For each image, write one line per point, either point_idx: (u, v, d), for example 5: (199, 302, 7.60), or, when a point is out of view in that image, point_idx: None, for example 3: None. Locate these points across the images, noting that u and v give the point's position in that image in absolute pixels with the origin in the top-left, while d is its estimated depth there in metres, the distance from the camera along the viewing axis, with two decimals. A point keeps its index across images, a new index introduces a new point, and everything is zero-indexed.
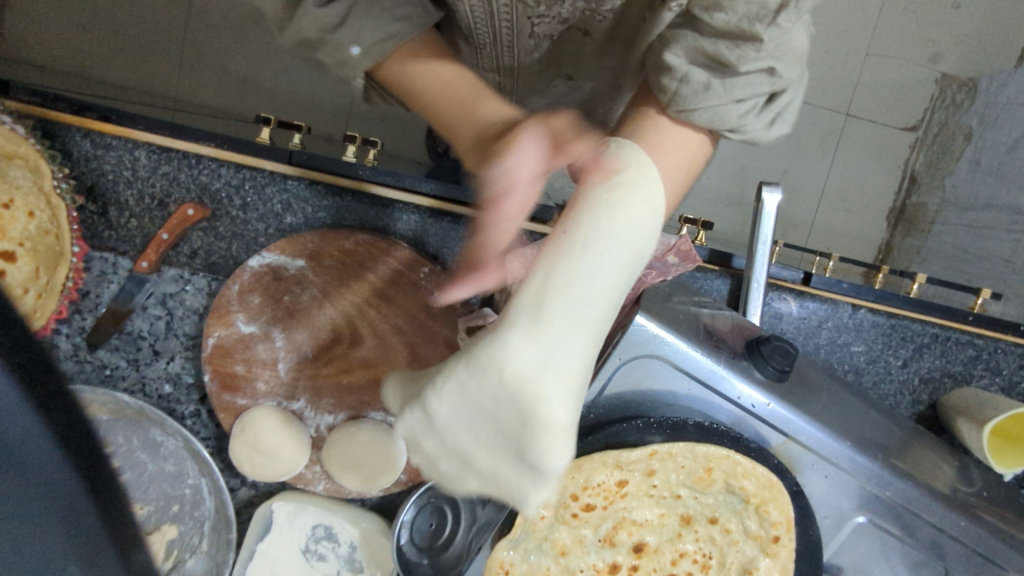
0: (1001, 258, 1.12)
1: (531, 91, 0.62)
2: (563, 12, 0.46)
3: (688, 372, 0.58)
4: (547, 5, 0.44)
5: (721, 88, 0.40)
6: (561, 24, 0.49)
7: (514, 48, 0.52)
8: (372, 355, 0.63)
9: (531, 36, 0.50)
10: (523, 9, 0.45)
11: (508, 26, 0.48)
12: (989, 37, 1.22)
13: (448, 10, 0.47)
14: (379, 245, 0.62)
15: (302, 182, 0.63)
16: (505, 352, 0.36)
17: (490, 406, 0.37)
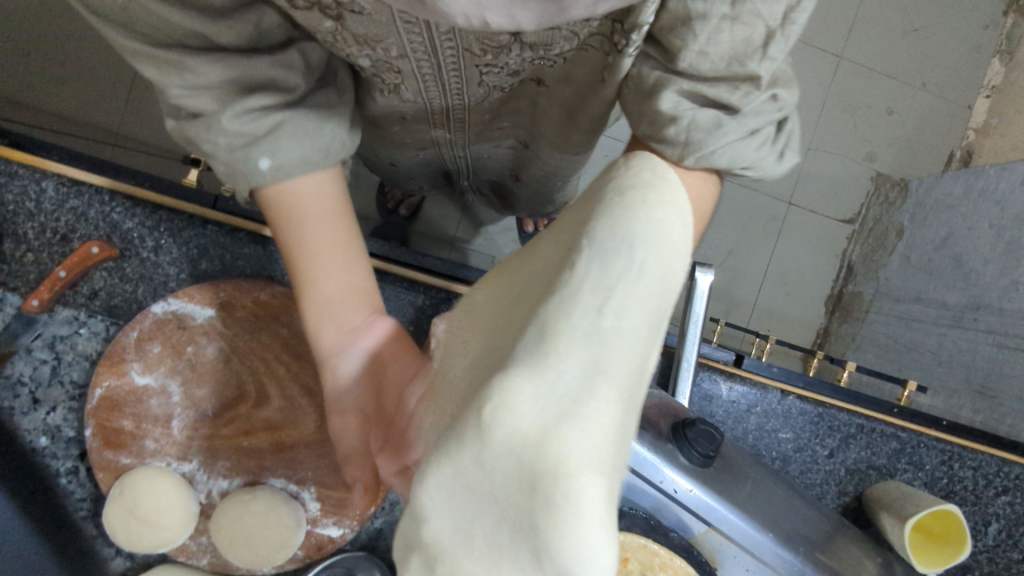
0: (929, 351, 1.14)
1: (490, 146, 0.67)
2: (511, 62, 0.47)
3: None
4: (494, 54, 0.45)
5: (734, 125, 0.38)
6: (511, 76, 0.50)
7: (463, 98, 0.53)
8: (279, 417, 0.58)
9: (479, 86, 0.51)
10: (471, 60, 0.46)
11: (456, 78, 0.49)
12: (917, 140, 1.33)
13: (393, 69, 0.48)
14: (296, 300, 0.58)
15: (223, 228, 0.61)
16: (501, 402, 0.27)
17: (485, 458, 0.28)
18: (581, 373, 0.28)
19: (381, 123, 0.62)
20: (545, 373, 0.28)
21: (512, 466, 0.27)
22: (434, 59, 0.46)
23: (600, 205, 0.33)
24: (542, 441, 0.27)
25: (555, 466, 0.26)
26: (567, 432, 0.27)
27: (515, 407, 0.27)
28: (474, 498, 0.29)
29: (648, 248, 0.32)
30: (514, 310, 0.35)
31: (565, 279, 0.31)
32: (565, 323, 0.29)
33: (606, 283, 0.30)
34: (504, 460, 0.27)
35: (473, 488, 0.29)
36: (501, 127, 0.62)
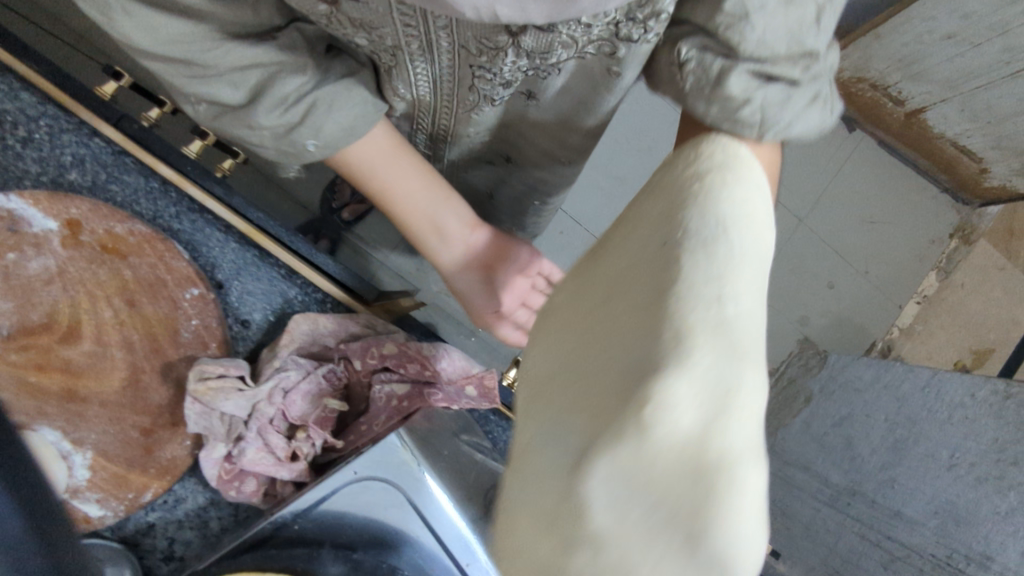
0: (801, 522, 1.12)
1: (471, 157, 0.65)
2: (504, 74, 0.43)
3: (424, 515, 0.49)
4: (488, 57, 0.41)
5: (802, 97, 0.31)
6: (502, 88, 0.46)
7: (451, 99, 0.49)
8: (84, 360, 0.51)
9: (471, 92, 0.47)
10: (465, 59, 0.42)
11: (444, 75, 0.44)
12: (849, 319, 1.39)
13: (387, 62, 0.44)
14: (153, 245, 0.53)
15: (110, 147, 0.56)
16: (664, 387, 0.22)
17: (646, 458, 0.21)
18: (730, 352, 0.24)
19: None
20: (699, 375, 0.23)
21: (674, 478, 0.21)
22: (431, 54, 0.42)
23: (676, 195, 0.28)
24: (702, 454, 0.22)
25: (720, 460, 0.22)
26: (721, 425, 0.23)
27: (669, 396, 0.22)
28: (625, 495, 0.22)
29: (748, 229, 0.27)
30: (605, 302, 0.27)
31: (677, 269, 0.25)
32: (697, 316, 0.24)
33: (719, 274, 0.25)
34: (669, 463, 0.21)
35: (644, 486, 0.21)
36: (482, 137, 0.59)
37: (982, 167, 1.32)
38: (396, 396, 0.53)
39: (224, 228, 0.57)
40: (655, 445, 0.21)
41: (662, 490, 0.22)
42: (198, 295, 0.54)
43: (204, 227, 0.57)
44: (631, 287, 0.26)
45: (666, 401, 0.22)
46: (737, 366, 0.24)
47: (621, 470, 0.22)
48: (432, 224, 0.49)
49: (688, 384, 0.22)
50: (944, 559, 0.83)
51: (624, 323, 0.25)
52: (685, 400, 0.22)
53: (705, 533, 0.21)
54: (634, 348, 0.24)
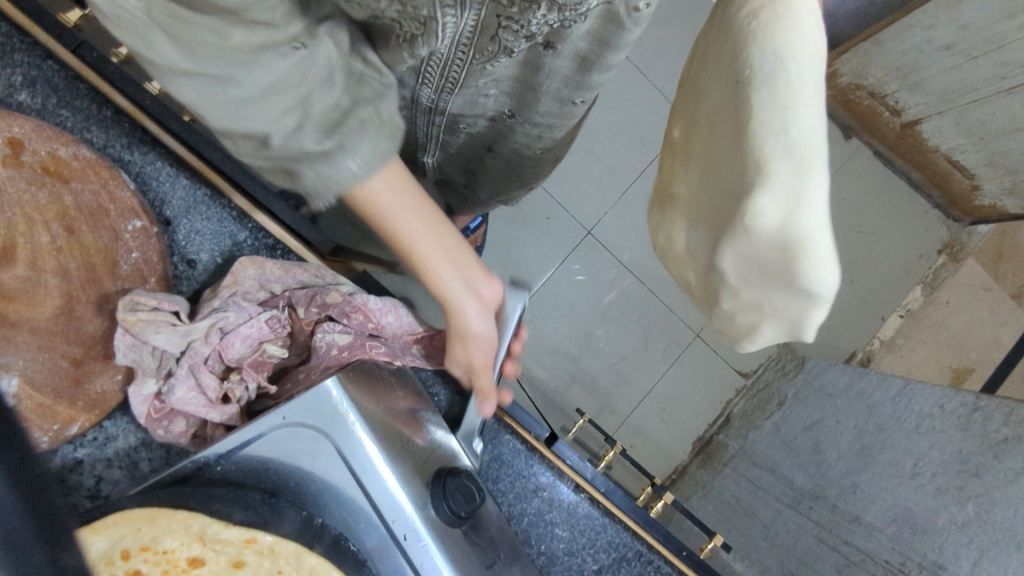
0: (760, 522, 1.10)
1: (475, 112, 0.68)
2: (532, 28, 0.48)
3: (353, 467, 0.48)
4: (523, 10, 0.45)
5: None
6: (528, 42, 0.51)
7: (471, 55, 0.52)
8: (16, 284, 0.48)
9: (492, 45, 0.51)
10: (497, 11, 0.45)
11: (473, 30, 0.48)
12: (830, 327, 1.37)
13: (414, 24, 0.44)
14: (98, 171, 0.52)
15: (64, 70, 0.54)
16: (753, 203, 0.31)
17: (757, 249, 0.32)
18: (795, 152, 0.30)
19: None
20: (778, 171, 0.30)
21: (775, 242, 0.31)
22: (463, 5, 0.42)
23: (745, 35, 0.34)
24: (788, 231, 0.30)
25: (798, 235, 0.30)
26: (809, 201, 0.29)
27: (759, 210, 0.31)
28: (754, 270, 0.34)
29: (806, 53, 0.31)
30: (722, 148, 0.36)
31: (747, 100, 0.33)
32: (768, 129, 0.31)
33: (782, 100, 0.31)
34: (770, 242, 0.31)
35: (761, 261, 0.32)
36: (486, 87, 0.62)
37: (973, 184, 1.31)
38: (337, 345, 0.52)
39: (176, 163, 0.56)
40: (749, 239, 0.32)
41: (772, 261, 0.32)
42: (141, 227, 0.53)
43: (155, 161, 0.56)
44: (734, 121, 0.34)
45: (761, 209, 0.30)
46: (804, 147, 0.30)
47: (751, 254, 0.33)
48: (465, 287, 0.46)
49: (768, 193, 0.30)
50: (898, 565, 0.80)
51: (732, 150, 0.34)
52: (773, 204, 0.30)
53: (803, 276, 0.31)
54: (734, 174, 0.34)
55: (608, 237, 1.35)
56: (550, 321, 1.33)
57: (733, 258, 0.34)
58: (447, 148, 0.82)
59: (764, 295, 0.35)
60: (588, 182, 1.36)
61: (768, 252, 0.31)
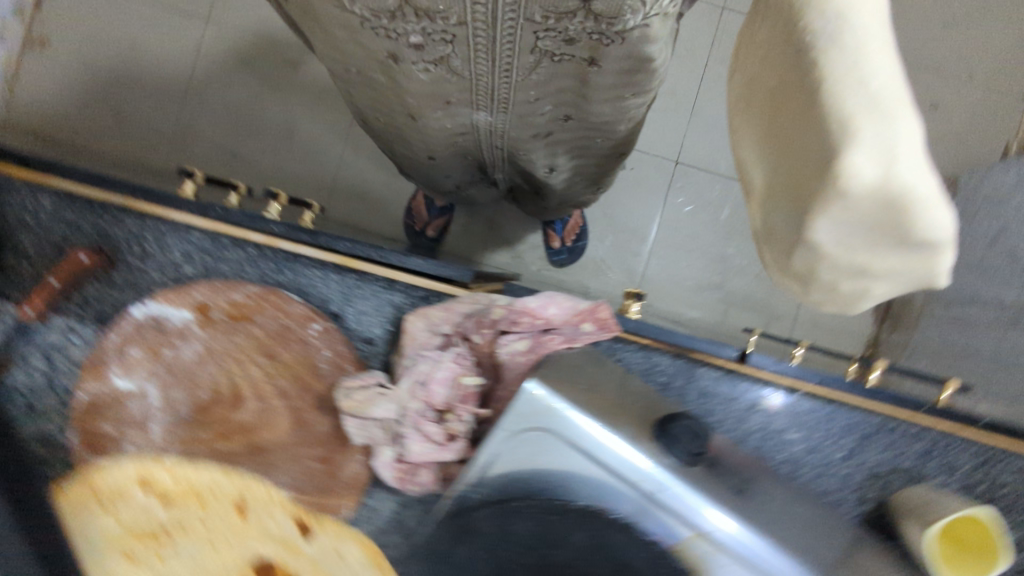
0: (985, 354, 0.99)
1: (531, 130, 0.75)
2: (567, 30, 0.53)
3: (584, 449, 0.51)
4: (556, 19, 0.51)
5: None
6: (565, 45, 0.55)
7: (512, 69, 0.60)
8: (253, 418, 0.58)
9: (533, 54, 0.57)
10: (530, 26, 0.52)
11: (513, 40, 0.55)
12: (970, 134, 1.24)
13: (445, 41, 0.56)
14: (268, 299, 0.60)
15: (207, 234, 0.62)
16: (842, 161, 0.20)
17: (866, 216, 0.21)
18: (886, 83, 0.20)
19: (423, 109, 0.72)
20: (863, 124, 0.20)
21: (875, 208, 0.20)
22: (492, 26, 0.53)
23: None
24: (901, 184, 0.20)
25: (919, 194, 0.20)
26: (909, 145, 0.20)
27: (856, 172, 0.20)
28: (863, 240, 0.22)
29: None
30: (779, 98, 0.24)
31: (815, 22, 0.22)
32: (837, 69, 0.21)
33: (857, 19, 0.21)
34: (875, 210, 0.20)
35: (874, 229, 0.21)
36: (541, 106, 0.69)
37: None
38: (520, 352, 0.55)
39: (320, 264, 0.62)
40: (847, 207, 0.21)
41: (881, 229, 0.21)
42: (322, 328, 0.60)
43: (304, 269, 0.62)
44: (786, 77, 0.24)
45: (855, 167, 0.20)
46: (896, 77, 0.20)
47: (849, 225, 0.22)
48: None
49: (864, 145, 0.20)
50: None
51: (785, 110, 0.24)
52: (872, 158, 0.20)
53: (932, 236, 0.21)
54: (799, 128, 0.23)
55: (697, 156, 1.32)
56: (680, 263, 1.32)
57: (820, 237, 0.23)
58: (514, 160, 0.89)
59: (878, 272, 0.23)
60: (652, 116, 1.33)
61: (876, 223, 0.21)
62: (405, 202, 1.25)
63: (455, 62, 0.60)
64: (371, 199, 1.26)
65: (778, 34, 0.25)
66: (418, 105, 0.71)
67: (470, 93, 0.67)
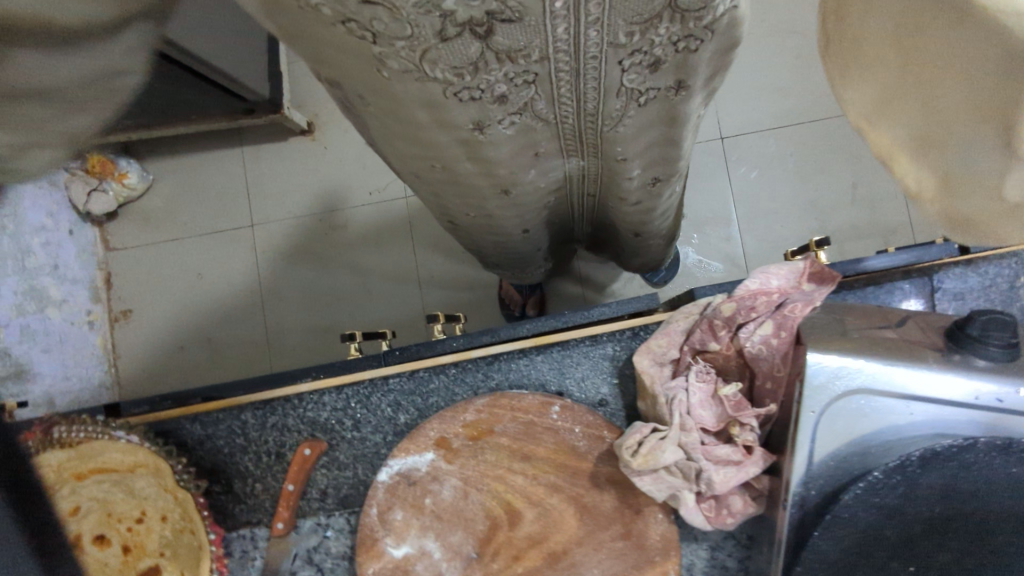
0: None
1: (628, 177, 0.63)
2: (656, 51, 0.41)
3: (901, 394, 0.46)
4: (643, 32, 0.38)
5: None
6: (654, 74, 0.44)
7: (598, 107, 0.48)
8: (539, 527, 0.54)
9: (619, 93, 0.46)
10: (615, 52, 0.40)
11: (595, 80, 0.44)
12: None
13: (528, 84, 0.43)
14: (500, 403, 0.58)
15: (403, 377, 0.62)
16: None
17: None
18: None
19: (512, 181, 0.60)
20: None
21: None
22: (577, 61, 0.41)
23: None
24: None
25: None
26: None
27: None
28: None
29: None
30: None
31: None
32: None
33: None
34: None
35: None
36: (635, 148, 0.56)
37: None
38: (771, 336, 0.52)
39: (522, 353, 0.61)
40: None
41: None
42: (561, 407, 0.58)
43: (509, 365, 0.61)
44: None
45: None
46: None
47: None
48: None
49: None
50: None
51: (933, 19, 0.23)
52: None
53: None
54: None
55: (740, 124, 1.27)
56: (772, 222, 1.25)
57: None
58: (603, 212, 0.81)
59: None
60: None
61: None
62: (495, 292, 1.24)
63: (539, 106, 0.47)
64: (469, 307, 1.25)
65: None
66: (507, 178, 0.59)
67: (563, 139, 0.55)
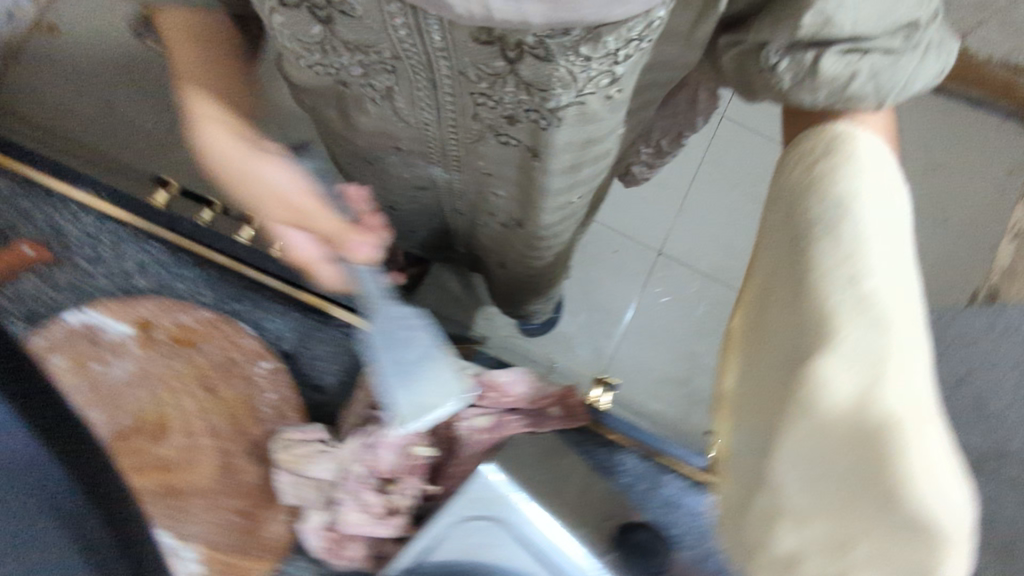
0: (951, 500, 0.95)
1: (487, 207, 0.65)
2: (504, 104, 0.44)
3: (531, 548, 0.47)
4: (488, 83, 0.42)
5: (907, 63, 0.36)
6: (505, 123, 0.46)
7: (459, 131, 0.50)
8: (179, 455, 0.51)
9: (474, 122, 0.48)
10: (465, 85, 0.43)
11: (450, 104, 0.46)
12: (944, 270, 1.27)
13: (387, 73, 0.45)
14: (221, 327, 0.56)
15: (167, 248, 0.58)
16: (821, 377, 0.32)
17: (832, 453, 0.31)
18: (869, 340, 0.32)
19: (375, 154, 0.61)
20: (850, 333, 0.33)
21: (839, 424, 0.31)
22: (431, 76, 0.43)
23: (803, 190, 0.38)
24: (864, 402, 0.31)
25: (886, 418, 0.30)
26: (878, 373, 0.31)
27: (830, 390, 0.32)
28: (814, 465, 0.32)
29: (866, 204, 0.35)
30: (774, 285, 0.38)
31: (810, 265, 0.35)
32: (822, 286, 0.34)
33: (849, 251, 0.34)
34: (837, 428, 0.31)
35: (823, 454, 0.31)
36: (495, 184, 0.58)
37: None
38: (480, 429, 0.52)
39: (283, 300, 0.58)
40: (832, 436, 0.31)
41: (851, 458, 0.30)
42: (272, 367, 0.56)
43: (264, 302, 0.58)
44: (778, 297, 0.38)
45: (833, 382, 0.32)
46: (878, 353, 0.32)
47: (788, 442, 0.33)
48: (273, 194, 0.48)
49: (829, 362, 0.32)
50: None
51: (778, 318, 0.37)
52: (845, 383, 0.32)
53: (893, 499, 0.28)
54: (789, 344, 0.35)
55: (680, 250, 1.33)
56: (645, 349, 1.28)
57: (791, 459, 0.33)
58: (476, 238, 0.80)
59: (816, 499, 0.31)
60: (642, 206, 1.35)
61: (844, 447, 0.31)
62: None
63: (397, 98, 0.48)
64: None
65: (771, 250, 0.40)
66: (369, 145, 0.60)
67: (426, 146, 0.56)
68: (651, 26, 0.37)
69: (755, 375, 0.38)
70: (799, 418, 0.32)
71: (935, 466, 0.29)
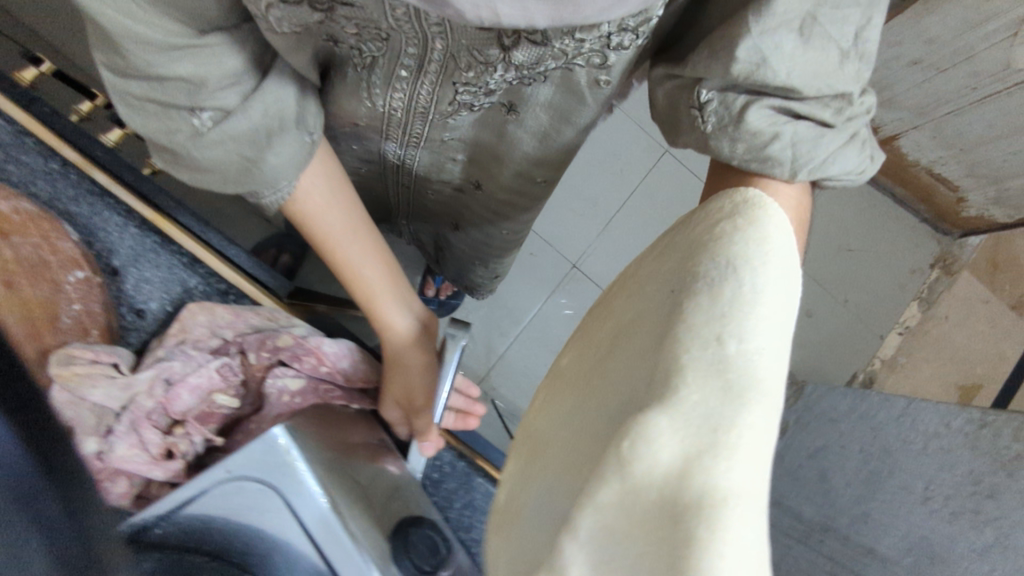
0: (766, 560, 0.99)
1: (439, 175, 0.66)
2: (490, 84, 0.47)
3: (301, 523, 0.43)
4: (477, 69, 0.44)
5: (829, 135, 0.38)
6: (485, 98, 0.49)
7: (429, 109, 0.51)
8: None
9: (451, 102, 0.50)
10: (453, 69, 0.45)
11: (429, 85, 0.47)
12: (828, 347, 1.32)
13: (374, 50, 0.44)
14: (40, 224, 0.51)
15: (13, 125, 0.52)
16: (647, 436, 0.28)
17: (640, 518, 0.27)
18: (712, 406, 0.29)
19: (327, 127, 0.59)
20: (694, 397, 0.29)
21: (655, 494, 0.27)
22: (419, 60, 0.44)
23: (693, 240, 0.35)
24: (688, 472, 0.28)
25: (704, 495, 0.27)
26: (709, 446, 0.28)
27: (660, 451, 0.28)
28: (617, 542, 0.28)
29: (761, 270, 0.33)
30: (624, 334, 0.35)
31: (679, 317, 0.32)
32: (679, 345, 0.31)
33: (722, 310, 0.31)
34: (651, 497, 0.27)
35: (628, 526, 0.27)
36: (455, 152, 0.60)
37: (959, 196, 1.28)
38: (289, 391, 0.50)
39: (127, 214, 0.54)
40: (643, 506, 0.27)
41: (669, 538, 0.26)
42: (84, 278, 0.52)
43: (103, 211, 0.54)
44: (629, 345, 0.34)
45: (663, 448, 0.28)
46: (717, 414, 0.29)
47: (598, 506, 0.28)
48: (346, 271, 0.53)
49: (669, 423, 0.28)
50: None
51: (619, 370, 0.33)
52: (672, 452, 0.28)
53: None
54: (631, 392, 0.31)
55: (593, 269, 1.33)
56: (535, 356, 1.29)
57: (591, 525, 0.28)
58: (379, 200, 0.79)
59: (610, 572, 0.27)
60: (571, 217, 1.35)
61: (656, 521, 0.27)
62: None
63: (376, 75, 0.47)
64: None
65: (631, 304, 0.36)
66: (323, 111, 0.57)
67: (390, 124, 0.55)
68: (647, 23, 0.40)
69: (571, 424, 0.34)
70: (615, 476, 0.28)
71: (738, 566, 0.26)
